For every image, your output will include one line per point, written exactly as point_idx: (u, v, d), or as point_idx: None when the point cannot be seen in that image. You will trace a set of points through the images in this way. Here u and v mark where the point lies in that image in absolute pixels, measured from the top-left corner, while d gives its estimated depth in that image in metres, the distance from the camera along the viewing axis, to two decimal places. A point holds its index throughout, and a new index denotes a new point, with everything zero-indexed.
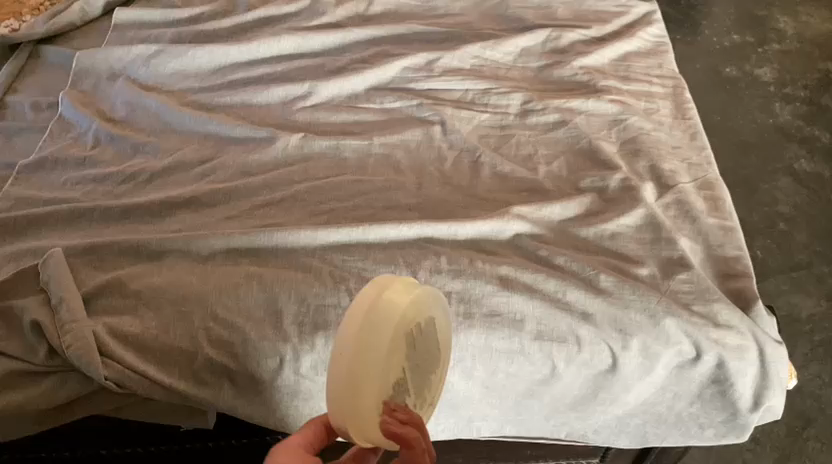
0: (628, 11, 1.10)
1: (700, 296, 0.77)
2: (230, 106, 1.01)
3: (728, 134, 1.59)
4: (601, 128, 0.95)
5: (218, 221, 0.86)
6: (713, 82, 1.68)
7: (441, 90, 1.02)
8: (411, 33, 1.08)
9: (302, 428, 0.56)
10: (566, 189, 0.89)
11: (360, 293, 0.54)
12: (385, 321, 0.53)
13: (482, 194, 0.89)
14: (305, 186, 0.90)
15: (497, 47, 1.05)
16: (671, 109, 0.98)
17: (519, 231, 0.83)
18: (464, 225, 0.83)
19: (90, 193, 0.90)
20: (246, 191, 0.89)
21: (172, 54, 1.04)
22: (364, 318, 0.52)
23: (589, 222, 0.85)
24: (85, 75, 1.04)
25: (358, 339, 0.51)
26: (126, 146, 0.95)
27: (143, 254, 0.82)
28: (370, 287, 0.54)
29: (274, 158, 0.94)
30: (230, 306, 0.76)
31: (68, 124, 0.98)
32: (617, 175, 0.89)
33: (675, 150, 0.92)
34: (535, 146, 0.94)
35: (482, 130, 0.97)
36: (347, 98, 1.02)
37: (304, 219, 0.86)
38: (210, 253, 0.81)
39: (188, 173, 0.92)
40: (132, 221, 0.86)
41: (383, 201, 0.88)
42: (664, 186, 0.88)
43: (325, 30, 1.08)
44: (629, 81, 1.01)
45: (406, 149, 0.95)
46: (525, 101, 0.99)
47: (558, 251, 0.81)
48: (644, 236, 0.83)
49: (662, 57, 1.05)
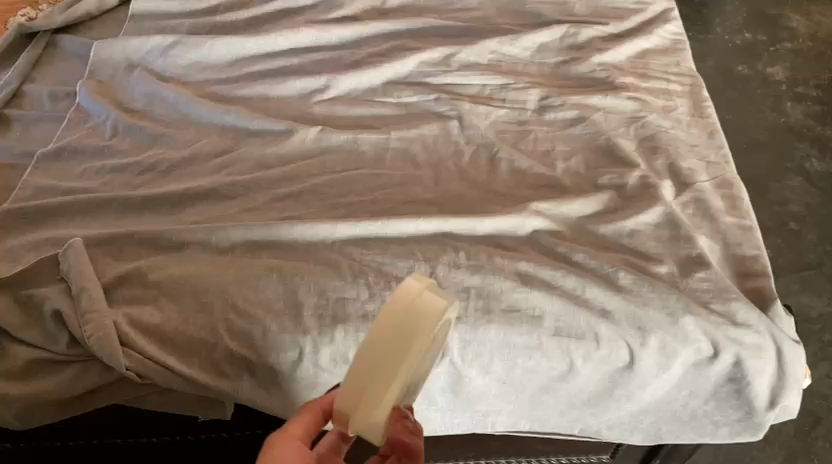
0: (646, 8, 1.10)
1: (718, 295, 0.78)
2: (247, 98, 1.01)
3: (739, 132, 1.59)
4: (619, 125, 0.95)
5: (238, 214, 0.86)
6: (724, 80, 1.68)
7: (458, 85, 1.01)
8: (428, 27, 1.08)
9: (299, 415, 0.57)
10: (584, 187, 0.89)
11: (402, 292, 0.56)
12: (419, 324, 0.55)
13: (500, 190, 0.89)
14: (323, 179, 0.90)
15: (516, 42, 1.04)
16: (689, 107, 0.98)
17: (537, 228, 0.84)
18: (483, 221, 0.83)
19: (108, 183, 0.90)
20: (265, 183, 0.89)
21: (190, 45, 1.04)
22: (400, 317, 0.54)
23: (607, 219, 0.85)
24: (103, 65, 1.04)
25: (388, 339, 0.54)
26: (144, 137, 0.95)
27: (163, 245, 0.82)
28: (411, 288, 0.56)
29: (292, 150, 0.94)
30: (250, 298, 0.77)
31: (86, 113, 0.98)
32: (635, 172, 0.89)
33: (693, 149, 0.92)
34: (553, 142, 0.94)
35: (500, 125, 0.97)
36: (364, 92, 1.02)
37: (323, 212, 0.86)
38: (229, 245, 0.82)
39: (206, 165, 0.92)
40: (150, 212, 0.87)
41: (401, 196, 0.88)
42: (682, 185, 0.88)
43: (342, 23, 1.08)
44: (647, 78, 1.01)
45: (423, 143, 0.95)
46: (543, 97, 0.99)
47: (577, 248, 0.81)
48: (662, 234, 0.83)
49: (680, 55, 1.05)
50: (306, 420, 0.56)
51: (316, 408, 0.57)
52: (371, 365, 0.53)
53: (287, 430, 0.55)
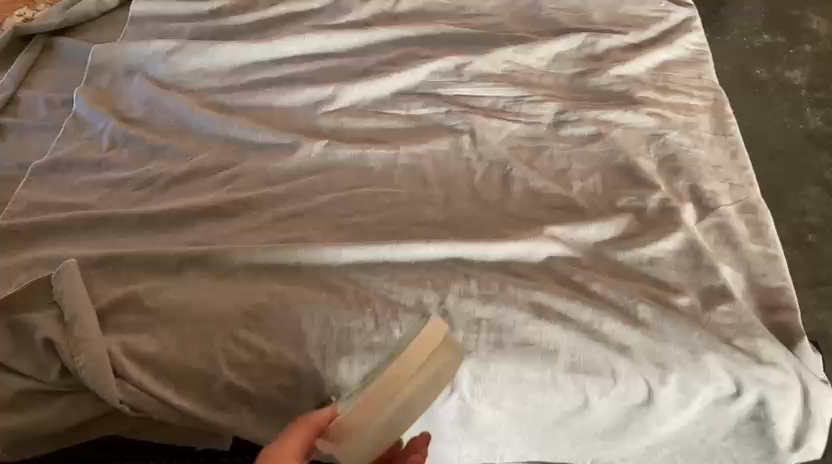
0: (667, 16, 1.05)
1: (743, 331, 0.74)
2: (251, 108, 0.97)
3: (757, 139, 1.54)
4: (638, 143, 0.91)
5: (240, 234, 0.83)
6: (740, 84, 1.63)
7: (471, 97, 0.97)
8: (440, 33, 1.03)
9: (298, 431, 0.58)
10: (602, 209, 0.85)
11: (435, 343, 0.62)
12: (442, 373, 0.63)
13: (514, 212, 0.86)
14: (329, 198, 0.86)
15: (531, 52, 1.00)
16: (713, 124, 0.93)
17: (552, 254, 0.80)
18: (496, 246, 0.79)
19: (105, 198, 0.86)
20: (269, 201, 0.86)
21: (192, 52, 1.01)
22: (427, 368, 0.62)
23: (626, 245, 0.81)
24: (101, 71, 1.00)
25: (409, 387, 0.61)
26: (143, 149, 0.91)
27: (161, 268, 0.78)
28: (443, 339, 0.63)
29: (297, 166, 0.90)
30: (252, 329, 0.73)
31: (83, 123, 0.95)
32: (656, 195, 0.85)
33: (716, 170, 0.88)
34: (569, 160, 0.90)
35: (513, 141, 0.93)
36: (372, 103, 0.97)
37: (328, 234, 0.83)
38: (230, 268, 0.78)
39: (207, 180, 0.88)
40: (148, 231, 0.83)
41: (410, 217, 0.85)
42: (705, 209, 0.84)
43: (350, 29, 1.03)
44: (668, 92, 0.96)
45: (433, 159, 0.91)
46: (559, 111, 0.94)
47: (594, 277, 0.78)
48: (684, 263, 0.79)
49: (702, 67, 1.00)
50: (304, 435, 0.58)
51: (312, 426, 0.58)
52: (383, 402, 0.60)
53: (289, 441, 0.57)
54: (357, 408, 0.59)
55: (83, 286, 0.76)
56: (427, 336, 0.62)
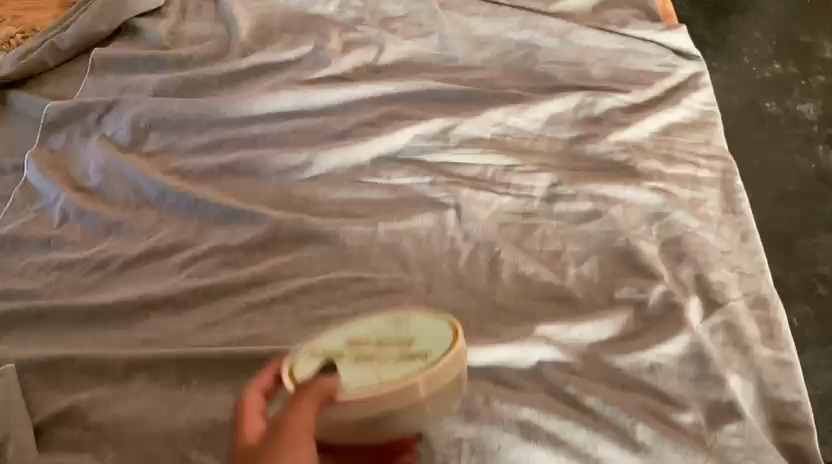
0: (673, 72, 0.97)
1: (752, 456, 0.67)
2: (215, 175, 0.88)
3: (765, 176, 1.41)
4: (639, 222, 0.83)
5: (197, 330, 0.75)
6: (748, 119, 1.51)
7: (457, 164, 0.89)
8: (425, 90, 0.95)
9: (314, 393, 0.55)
10: (599, 301, 0.78)
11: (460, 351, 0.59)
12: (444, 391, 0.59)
13: (501, 302, 0.77)
14: (296, 286, 0.78)
15: (523, 113, 0.92)
16: (720, 200, 0.86)
17: (543, 358, 0.72)
18: (480, 350, 0.71)
19: (52, 284, 0.79)
20: (231, 290, 0.78)
21: (154, 111, 0.92)
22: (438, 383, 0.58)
23: (624, 347, 0.73)
24: (56, 132, 0.92)
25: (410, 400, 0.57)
26: (97, 224, 0.83)
27: (109, 374, 0.71)
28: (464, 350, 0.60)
29: (265, 244, 0.82)
30: (204, 451, 0.65)
31: (33, 192, 0.87)
32: (658, 287, 0.77)
33: (723, 256, 0.80)
34: (564, 241, 0.82)
35: (503, 217, 0.85)
36: (350, 170, 0.89)
37: (294, 332, 0.74)
38: (186, 373, 0.71)
39: (165, 262, 0.80)
40: (98, 325, 0.75)
41: (385, 308, 0.76)
42: (712, 303, 0.76)
43: (328, 84, 0.95)
44: (672, 162, 0.88)
45: (415, 238, 0.83)
46: (553, 183, 0.86)
47: (588, 388, 0.70)
48: (689, 371, 0.72)
49: (710, 131, 0.92)
50: (313, 407, 0.55)
51: (318, 396, 0.55)
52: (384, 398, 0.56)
53: (320, 395, 0.55)
54: (351, 388, 0.57)
55: (22, 398, 0.69)
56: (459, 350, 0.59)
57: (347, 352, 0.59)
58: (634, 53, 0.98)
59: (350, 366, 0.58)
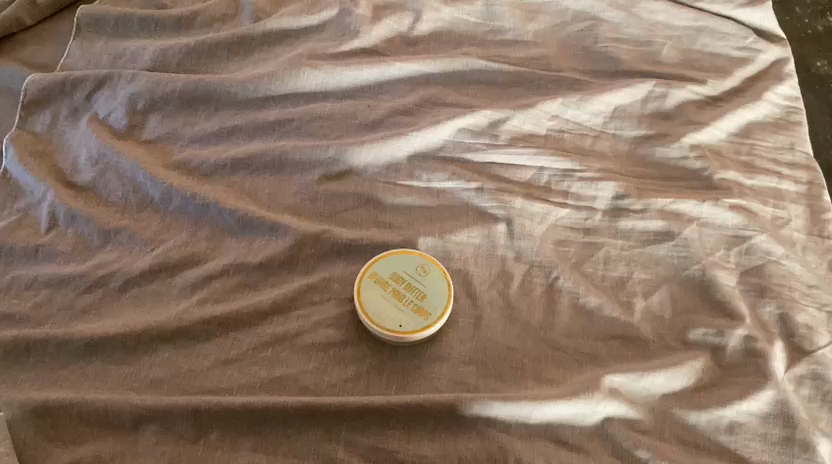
0: (753, 57, 0.88)
1: None
2: (230, 171, 0.76)
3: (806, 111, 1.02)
4: (716, 246, 0.73)
5: (213, 368, 0.64)
6: (811, 43, 1.13)
7: (505, 166, 0.79)
8: (469, 70, 0.85)
9: None
10: (670, 342, 0.68)
11: (376, 287, 0.68)
12: (410, 257, 0.70)
13: (559, 341, 0.68)
14: (326, 317, 0.68)
15: (583, 105, 0.82)
16: (804, 220, 0.76)
17: (611, 414, 0.62)
18: (541, 405, 0.62)
19: (43, 306, 0.67)
20: (250, 318, 0.67)
21: (154, 90, 0.80)
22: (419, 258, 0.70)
23: (700, 402, 0.64)
24: (39, 109, 0.80)
25: (420, 265, 0.70)
26: (92, 230, 0.72)
27: (113, 425, 0.61)
28: (373, 276, 0.69)
29: (288, 261, 0.71)
30: None
31: (16, 188, 0.75)
32: (739, 330, 0.67)
33: (810, 291, 0.71)
34: (630, 265, 0.73)
35: (560, 233, 0.75)
36: (383, 169, 0.78)
37: (326, 377, 0.64)
38: (204, 426, 0.61)
39: (171, 282, 0.69)
40: (97, 361, 0.64)
41: (430, 345, 0.67)
42: (798, 351, 0.67)
43: (360, 60, 0.84)
44: (752, 172, 0.78)
45: (461, 256, 0.72)
46: (619, 194, 0.76)
47: (661, 451, 0.61)
48: (772, 433, 0.63)
49: (794, 133, 0.82)
50: None
51: None
52: (377, 299, 0.68)
53: None
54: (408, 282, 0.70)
55: (10, 443, 0.58)
56: (395, 250, 0.71)
57: (388, 285, 0.68)
58: (710, 33, 0.89)
59: (376, 294, 0.68)
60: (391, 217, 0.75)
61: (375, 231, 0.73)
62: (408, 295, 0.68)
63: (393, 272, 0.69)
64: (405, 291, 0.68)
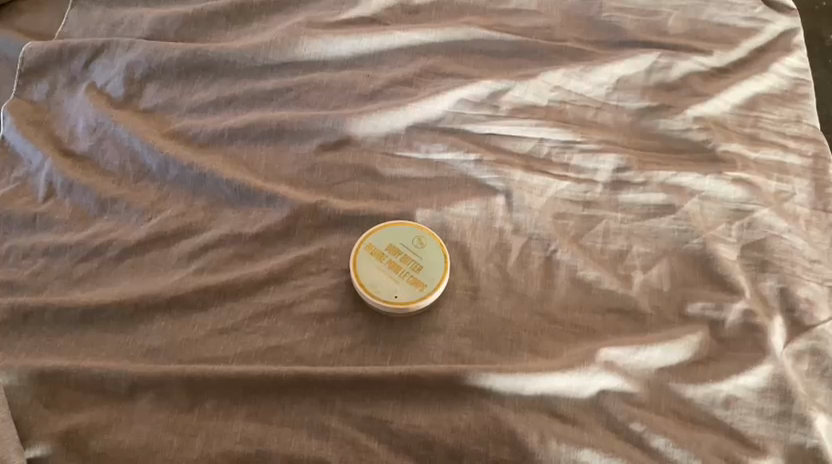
0: (761, 28, 0.86)
1: None
2: (227, 141, 0.76)
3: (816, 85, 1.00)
4: (718, 220, 0.72)
5: (208, 337, 0.64)
6: (825, 15, 1.10)
7: (506, 137, 0.78)
8: (470, 40, 0.84)
9: None
10: (670, 316, 0.67)
11: (372, 258, 0.68)
12: (409, 229, 0.70)
13: (556, 314, 0.67)
14: (323, 288, 0.68)
15: (585, 77, 0.81)
16: (809, 194, 0.75)
17: (606, 387, 0.62)
18: (535, 377, 0.61)
19: (40, 274, 0.67)
20: (246, 288, 0.67)
21: (151, 59, 0.79)
22: (418, 231, 0.70)
23: (697, 375, 0.63)
24: (37, 78, 0.80)
25: (419, 238, 0.69)
26: (89, 199, 0.72)
27: (110, 393, 0.61)
28: (370, 248, 0.69)
29: (284, 231, 0.70)
30: None
31: (13, 157, 0.75)
32: (738, 304, 0.67)
33: (813, 265, 0.70)
34: (629, 238, 0.72)
35: (559, 206, 0.74)
36: (382, 140, 0.77)
37: (321, 347, 0.64)
38: (198, 395, 0.61)
39: (168, 251, 0.69)
40: (94, 330, 0.64)
41: (425, 317, 0.67)
42: (797, 326, 0.66)
43: (361, 30, 0.83)
44: (757, 145, 0.77)
45: (459, 228, 0.72)
46: (620, 167, 0.75)
47: (656, 424, 0.61)
48: (769, 408, 0.62)
49: (800, 106, 0.81)
50: None
51: None
52: (374, 270, 0.68)
53: None
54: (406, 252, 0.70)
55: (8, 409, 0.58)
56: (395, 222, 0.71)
57: (385, 257, 0.68)
58: (717, 3, 0.88)
59: (372, 265, 0.68)
60: (390, 189, 0.74)
61: (373, 201, 0.73)
62: (404, 267, 0.68)
63: (390, 244, 0.69)
64: (401, 263, 0.68)
